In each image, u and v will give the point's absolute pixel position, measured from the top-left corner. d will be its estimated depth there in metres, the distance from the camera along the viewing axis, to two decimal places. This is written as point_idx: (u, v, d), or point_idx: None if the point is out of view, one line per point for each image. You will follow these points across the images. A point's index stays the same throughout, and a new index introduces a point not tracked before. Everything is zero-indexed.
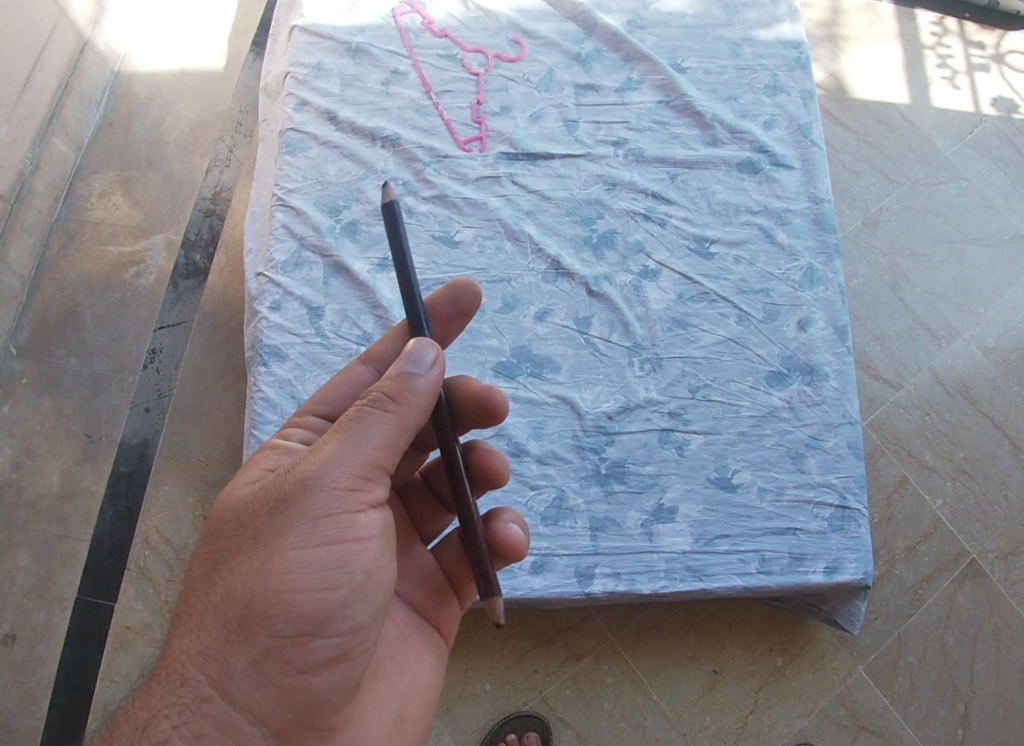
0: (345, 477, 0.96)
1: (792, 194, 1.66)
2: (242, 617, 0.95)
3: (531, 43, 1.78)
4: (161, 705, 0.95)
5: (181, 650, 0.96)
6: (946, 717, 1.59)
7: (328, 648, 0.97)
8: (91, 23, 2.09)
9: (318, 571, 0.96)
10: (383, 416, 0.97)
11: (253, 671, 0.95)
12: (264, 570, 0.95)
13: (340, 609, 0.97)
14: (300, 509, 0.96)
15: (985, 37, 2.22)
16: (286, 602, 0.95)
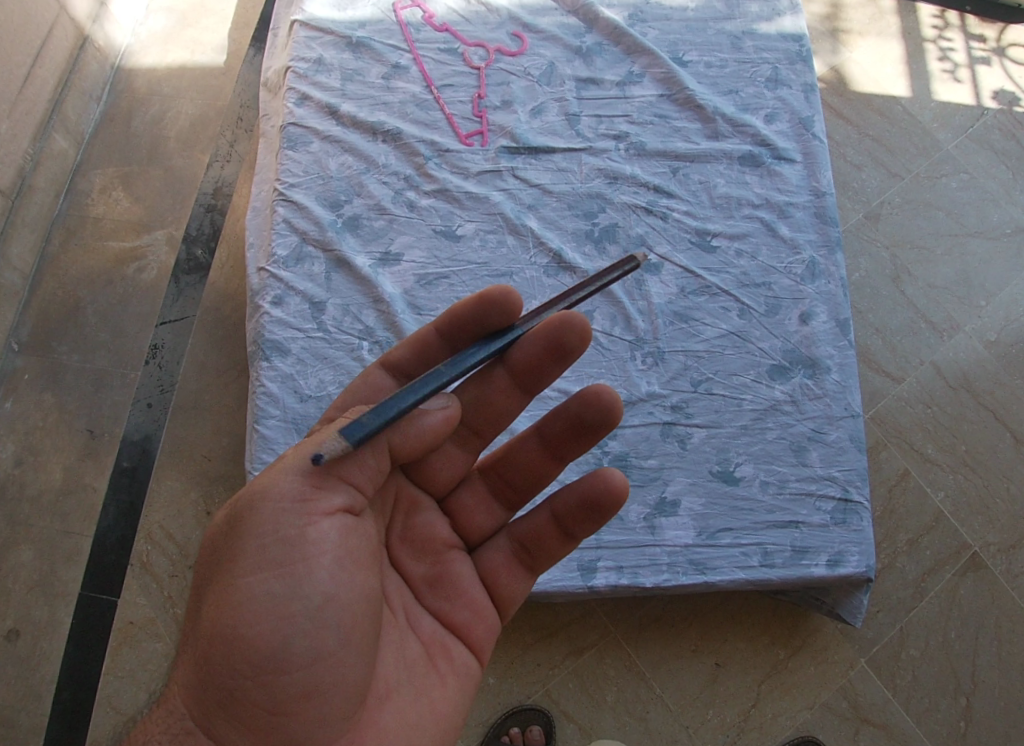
0: (289, 497, 0.99)
1: (793, 187, 1.66)
2: (206, 649, 0.97)
3: (532, 37, 1.78)
4: (153, 736, 0.98)
5: (170, 685, 1.00)
6: (948, 709, 1.59)
7: (289, 674, 0.96)
8: (91, 18, 2.09)
9: (268, 596, 0.97)
10: (336, 431, 1.01)
11: (221, 703, 0.96)
12: (222, 600, 0.97)
13: (298, 631, 0.97)
14: (250, 533, 0.98)
15: (986, 30, 2.22)
16: (242, 630, 0.96)
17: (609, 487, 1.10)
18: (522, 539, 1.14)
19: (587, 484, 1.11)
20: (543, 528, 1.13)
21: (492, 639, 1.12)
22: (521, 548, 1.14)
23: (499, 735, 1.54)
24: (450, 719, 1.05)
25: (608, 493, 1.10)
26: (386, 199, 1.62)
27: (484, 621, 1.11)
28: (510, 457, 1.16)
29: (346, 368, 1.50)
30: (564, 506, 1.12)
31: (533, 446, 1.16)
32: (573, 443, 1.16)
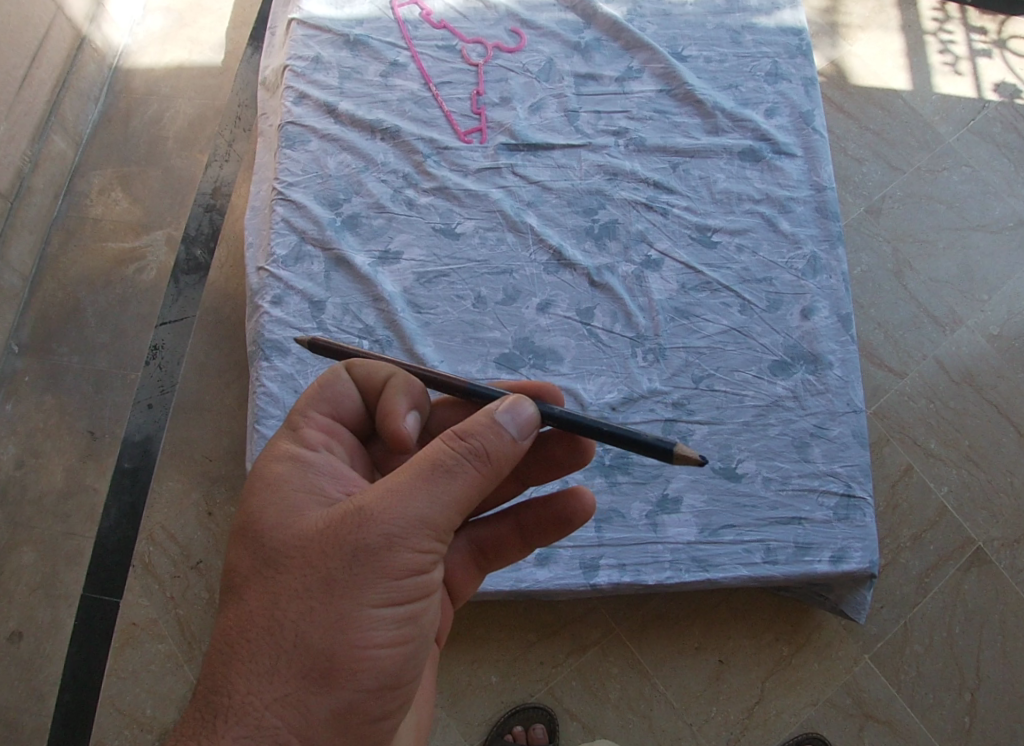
0: (431, 529, 0.90)
1: (794, 182, 1.65)
2: (325, 668, 0.88)
3: (531, 33, 1.77)
4: None
5: (248, 698, 0.87)
6: (953, 705, 1.58)
7: (399, 695, 0.92)
8: (88, 19, 2.08)
9: (394, 623, 0.90)
10: (477, 467, 0.91)
11: (334, 724, 0.88)
12: (343, 620, 0.88)
13: (413, 654, 0.93)
14: (383, 562, 0.89)
15: (987, 22, 2.21)
16: (368, 654, 0.89)
17: (576, 511, 1.10)
18: (479, 543, 1.12)
19: (555, 502, 1.10)
20: (503, 535, 1.11)
21: (447, 631, 1.13)
22: (478, 551, 1.12)
23: (502, 734, 1.54)
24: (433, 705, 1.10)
25: (580, 514, 1.10)
26: (385, 197, 1.62)
27: (439, 617, 1.11)
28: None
29: None
30: (531, 519, 1.11)
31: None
32: (536, 470, 1.12)
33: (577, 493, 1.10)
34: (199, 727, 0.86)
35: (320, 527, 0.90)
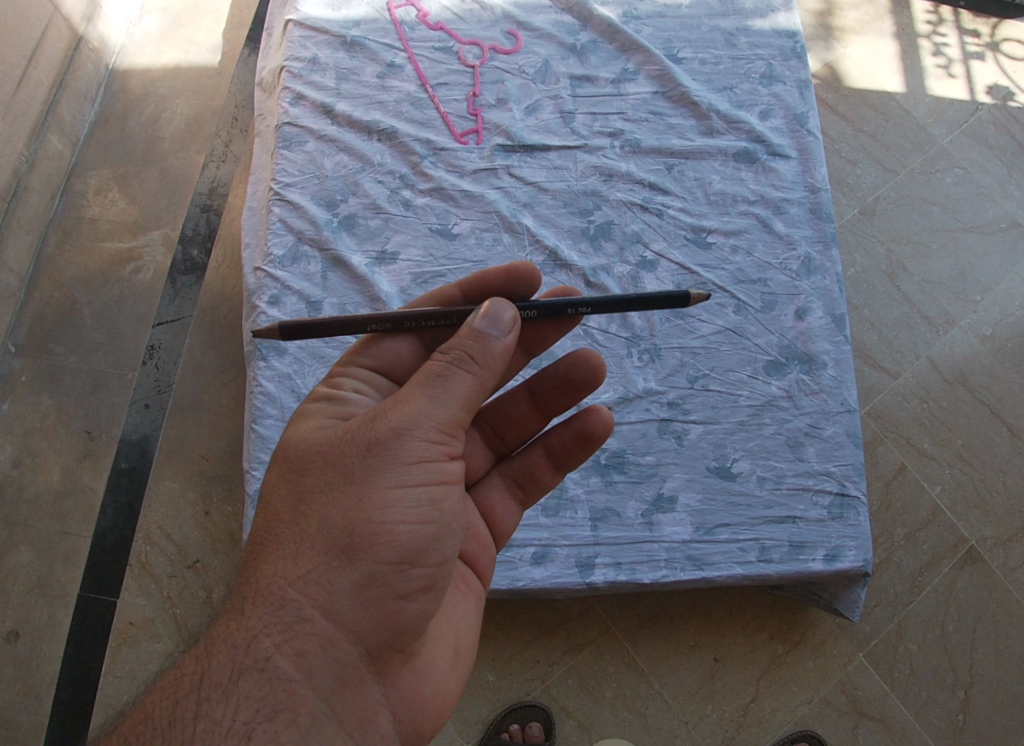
0: (434, 428, 0.99)
1: (789, 183, 1.66)
2: (344, 544, 0.96)
3: (527, 34, 1.78)
4: (260, 626, 0.94)
5: (274, 576, 0.95)
6: (946, 703, 1.59)
7: (418, 579, 0.98)
8: (85, 19, 2.08)
9: (411, 506, 0.97)
10: (463, 373, 1.00)
11: (355, 598, 0.95)
12: (362, 500, 0.97)
13: (435, 541, 0.99)
14: (396, 447, 0.97)
15: (980, 25, 2.23)
16: (386, 535, 0.96)
17: (595, 428, 1.20)
18: (518, 476, 1.21)
19: (576, 421, 1.19)
20: (536, 463, 1.20)
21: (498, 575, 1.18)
22: (517, 484, 1.21)
23: (498, 733, 1.54)
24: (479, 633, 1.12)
25: (601, 428, 1.19)
26: (382, 197, 1.62)
27: (485, 550, 1.16)
28: (507, 407, 1.22)
29: None
30: (558, 441, 1.20)
31: (523, 400, 1.21)
32: (561, 397, 1.21)
33: (591, 412, 1.19)
34: (235, 604, 0.96)
35: (338, 433, 1.00)
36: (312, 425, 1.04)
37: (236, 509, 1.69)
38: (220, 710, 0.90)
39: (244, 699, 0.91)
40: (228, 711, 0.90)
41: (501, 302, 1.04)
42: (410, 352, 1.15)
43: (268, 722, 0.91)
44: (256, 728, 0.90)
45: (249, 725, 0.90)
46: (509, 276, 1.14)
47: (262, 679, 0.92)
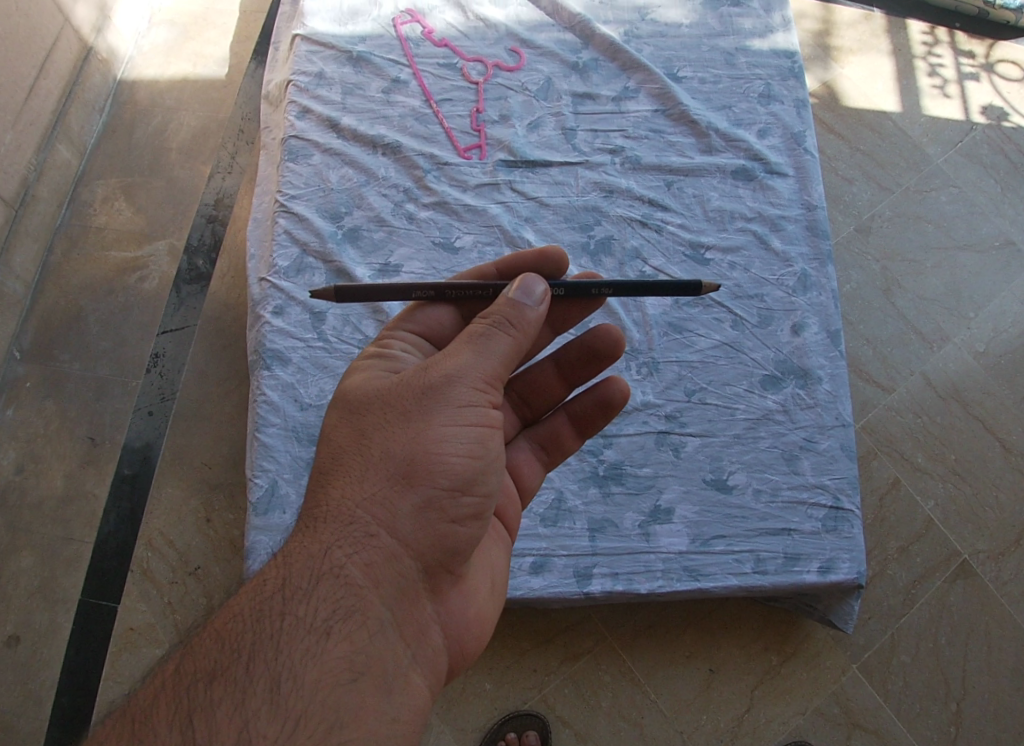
0: (481, 376, 1.02)
1: (786, 201, 1.69)
2: (406, 469, 0.98)
3: (530, 52, 1.81)
4: (330, 541, 0.95)
5: (342, 497, 0.97)
6: (938, 715, 1.61)
7: (469, 506, 1.01)
8: (95, 30, 2.12)
9: (466, 438, 1.00)
10: (503, 334, 1.04)
11: (417, 517, 0.98)
12: (422, 431, 0.99)
13: (487, 471, 1.02)
14: (452, 387, 1.01)
15: (975, 47, 2.27)
16: (443, 463, 0.99)
17: (614, 396, 1.24)
18: (541, 440, 1.23)
19: (597, 388, 1.23)
20: (560, 427, 1.24)
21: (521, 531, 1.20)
22: (541, 447, 1.23)
23: (495, 741, 1.55)
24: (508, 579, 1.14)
25: (621, 394, 1.24)
26: (386, 211, 1.65)
27: (512, 503, 1.17)
28: (533, 376, 1.24)
29: None
30: (580, 407, 1.24)
31: (549, 369, 1.25)
32: (583, 368, 1.25)
33: (609, 382, 1.24)
34: (300, 528, 0.97)
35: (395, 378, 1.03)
36: (364, 375, 1.07)
37: (238, 517, 1.71)
38: (302, 609, 0.91)
39: (321, 601, 0.92)
40: (308, 610, 0.91)
41: (534, 277, 1.09)
42: (452, 322, 1.18)
43: (342, 624, 0.92)
44: (334, 628, 0.91)
45: (327, 624, 0.91)
46: (538, 260, 1.18)
47: (335, 584, 0.93)
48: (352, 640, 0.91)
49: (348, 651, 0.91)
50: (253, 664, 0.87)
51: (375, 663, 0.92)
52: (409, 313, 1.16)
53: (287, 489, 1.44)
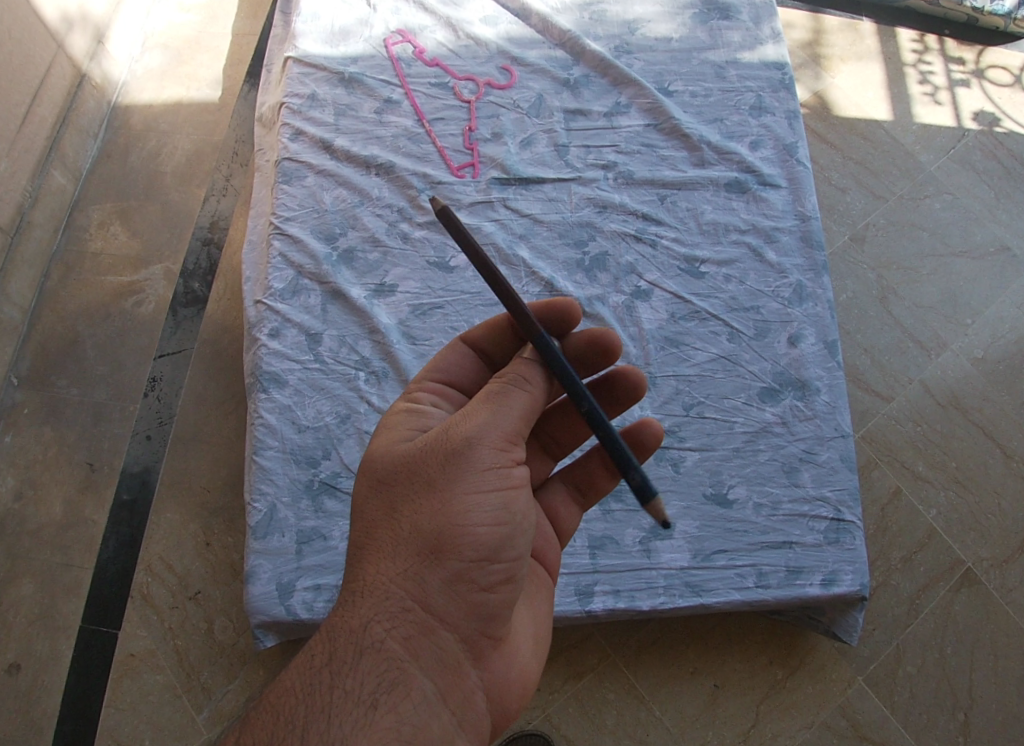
0: (502, 437, 1.01)
1: (779, 212, 1.69)
2: (435, 542, 0.99)
3: (521, 69, 1.82)
4: (371, 617, 0.97)
5: (378, 573, 0.99)
6: (946, 726, 1.60)
7: (499, 572, 1.01)
8: (88, 56, 2.13)
9: (490, 505, 1.00)
10: (517, 392, 1.03)
11: (449, 588, 0.99)
12: (447, 502, 0.99)
13: (512, 535, 1.01)
14: (472, 456, 1.00)
15: (965, 53, 2.28)
16: (470, 534, 0.99)
17: (647, 436, 1.16)
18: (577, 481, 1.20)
19: (630, 431, 1.17)
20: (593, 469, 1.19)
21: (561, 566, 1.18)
22: (578, 489, 1.20)
23: None
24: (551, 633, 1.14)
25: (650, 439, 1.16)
26: (380, 230, 1.65)
27: (553, 548, 1.16)
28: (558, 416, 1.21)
29: (343, 398, 1.52)
30: (612, 449, 1.18)
31: (578, 405, 1.22)
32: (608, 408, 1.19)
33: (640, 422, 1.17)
34: (341, 602, 0.99)
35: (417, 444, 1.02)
36: (389, 439, 1.06)
37: (237, 540, 1.70)
38: (348, 683, 0.93)
39: (365, 675, 0.94)
40: (354, 685, 0.93)
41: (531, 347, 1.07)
42: (476, 364, 1.16)
43: (387, 695, 0.93)
44: (379, 700, 0.93)
45: (374, 697, 0.93)
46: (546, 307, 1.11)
47: (377, 658, 0.95)
48: (397, 712, 0.92)
49: (395, 723, 0.92)
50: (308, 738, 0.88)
51: (423, 734, 0.92)
52: (431, 366, 1.15)
53: (286, 513, 1.44)
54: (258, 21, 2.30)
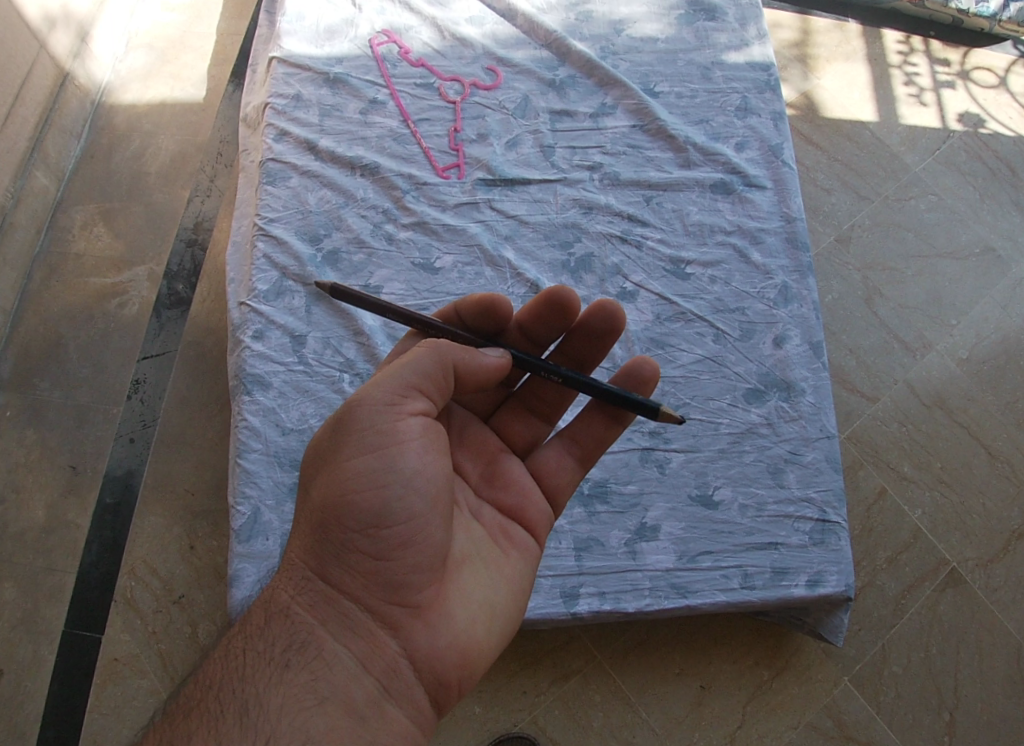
0: (382, 405, 1.07)
1: (765, 213, 1.70)
2: (323, 515, 1.06)
3: (507, 70, 1.81)
4: (282, 589, 1.07)
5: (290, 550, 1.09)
6: (931, 725, 1.60)
7: (394, 535, 1.05)
8: (71, 56, 2.11)
9: (370, 471, 1.05)
10: (421, 354, 1.09)
11: (342, 557, 1.06)
12: (332, 477, 1.06)
13: (397, 498, 1.05)
14: (350, 430, 1.07)
15: (950, 54, 2.29)
16: (353, 502, 1.05)
17: (643, 370, 1.22)
18: (571, 436, 1.23)
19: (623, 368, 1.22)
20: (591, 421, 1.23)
21: (546, 524, 1.19)
22: (570, 441, 1.23)
23: None
24: (521, 599, 1.13)
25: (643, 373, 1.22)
26: (365, 232, 1.64)
27: (533, 503, 1.19)
28: (534, 381, 1.27)
29: (327, 400, 1.51)
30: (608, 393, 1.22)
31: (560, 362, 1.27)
32: (590, 355, 1.26)
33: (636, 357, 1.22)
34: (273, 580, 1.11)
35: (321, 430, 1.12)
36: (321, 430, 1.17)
37: (222, 544, 1.69)
38: (261, 645, 1.03)
39: (275, 638, 1.04)
40: (266, 646, 1.03)
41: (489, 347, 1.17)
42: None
43: (299, 655, 1.03)
44: (291, 660, 1.02)
45: (285, 657, 1.02)
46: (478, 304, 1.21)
47: (286, 622, 1.05)
48: (308, 670, 1.02)
49: (307, 679, 1.01)
50: (222, 695, 0.99)
51: (335, 691, 1.01)
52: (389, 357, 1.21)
53: (270, 516, 1.43)
54: (243, 20, 2.29)
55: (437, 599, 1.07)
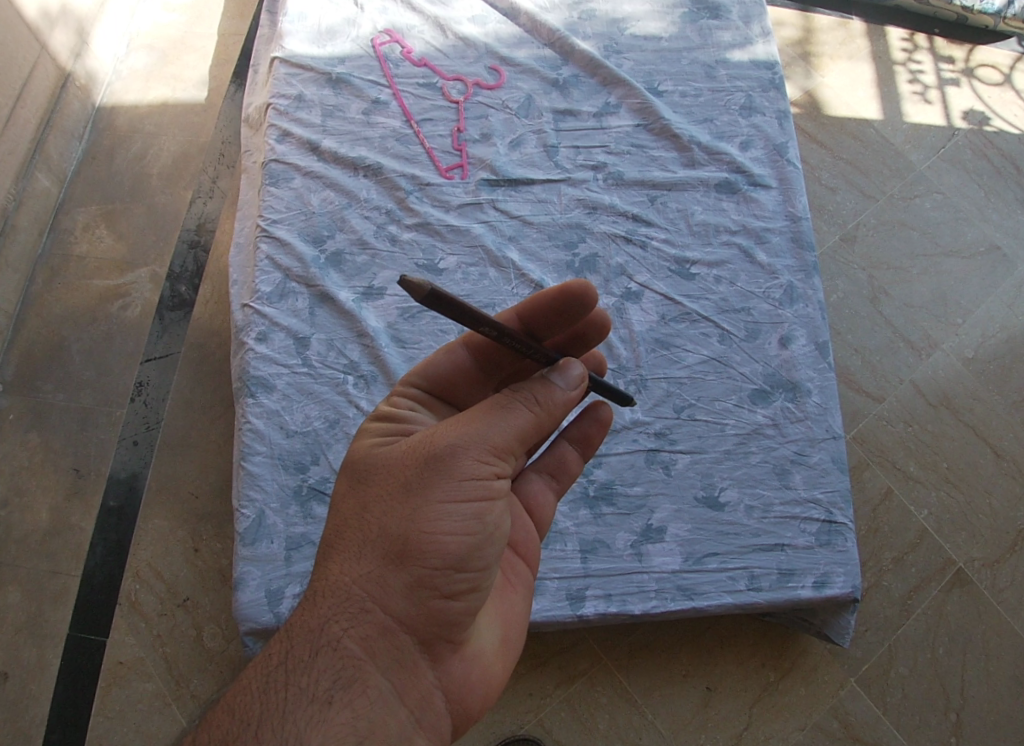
0: (487, 447, 1.02)
1: (770, 213, 1.69)
2: (399, 549, 1.00)
3: (510, 70, 1.81)
4: (330, 614, 0.99)
5: (342, 573, 1.00)
6: (939, 726, 1.60)
7: (466, 581, 1.01)
8: (72, 56, 2.11)
9: (462, 517, 1.01)
10: (529, 408, 1.05)
11: (408, 595, 0.99)
12: (417, 513, 1.00)
13: (478, 548, 1.02)
14: (445, 468, 1.01)
15: (955, 52, 2.28)
16: (435, 544, 1.00)
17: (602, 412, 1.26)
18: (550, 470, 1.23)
19: (589, 409, 1.25)
20: (565, 455, 1.23)
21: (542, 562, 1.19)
22: (551, 475, 1.22)
23: None
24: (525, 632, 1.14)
25: (604, 418, 1.25)
26: (369, 233, 1.64)
27: (531, 545, 1.17)
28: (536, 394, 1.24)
29: (331, 403, 1.51)
30: (576, 432, 1.25)
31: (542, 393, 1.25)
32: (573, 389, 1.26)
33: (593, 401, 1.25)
34: (307, 596, 1.02)
35: (396, 451, 1.04)
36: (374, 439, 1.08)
37: (226, 546, 1.69)
38: (304, 679, 0.95)
39: (321, 670, 0.96)
40: (310, 679, 0.95)
41: (572, 361, 1.11)
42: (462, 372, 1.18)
43: (344, 691, 0.95)
44: (336, 696, 0.95)
45: (330, 692, 0.95)
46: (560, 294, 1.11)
47: (332, 655, 0.97)
48: (353, 708, 0.95)
49: (350, 717, 0.94)
50: (263, 734, 0.90)
51: (378, 731, 0.94)
52: (420, 371, 1.17)
53: (275, 519, 1.42)
54: (244, 20, 2.29)
55: (471, 638, 1.06)
